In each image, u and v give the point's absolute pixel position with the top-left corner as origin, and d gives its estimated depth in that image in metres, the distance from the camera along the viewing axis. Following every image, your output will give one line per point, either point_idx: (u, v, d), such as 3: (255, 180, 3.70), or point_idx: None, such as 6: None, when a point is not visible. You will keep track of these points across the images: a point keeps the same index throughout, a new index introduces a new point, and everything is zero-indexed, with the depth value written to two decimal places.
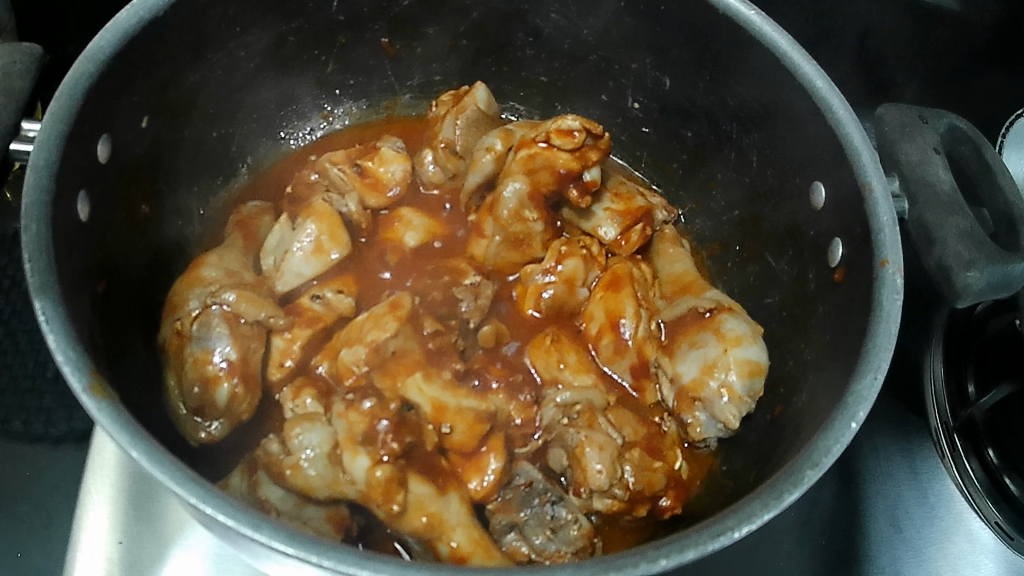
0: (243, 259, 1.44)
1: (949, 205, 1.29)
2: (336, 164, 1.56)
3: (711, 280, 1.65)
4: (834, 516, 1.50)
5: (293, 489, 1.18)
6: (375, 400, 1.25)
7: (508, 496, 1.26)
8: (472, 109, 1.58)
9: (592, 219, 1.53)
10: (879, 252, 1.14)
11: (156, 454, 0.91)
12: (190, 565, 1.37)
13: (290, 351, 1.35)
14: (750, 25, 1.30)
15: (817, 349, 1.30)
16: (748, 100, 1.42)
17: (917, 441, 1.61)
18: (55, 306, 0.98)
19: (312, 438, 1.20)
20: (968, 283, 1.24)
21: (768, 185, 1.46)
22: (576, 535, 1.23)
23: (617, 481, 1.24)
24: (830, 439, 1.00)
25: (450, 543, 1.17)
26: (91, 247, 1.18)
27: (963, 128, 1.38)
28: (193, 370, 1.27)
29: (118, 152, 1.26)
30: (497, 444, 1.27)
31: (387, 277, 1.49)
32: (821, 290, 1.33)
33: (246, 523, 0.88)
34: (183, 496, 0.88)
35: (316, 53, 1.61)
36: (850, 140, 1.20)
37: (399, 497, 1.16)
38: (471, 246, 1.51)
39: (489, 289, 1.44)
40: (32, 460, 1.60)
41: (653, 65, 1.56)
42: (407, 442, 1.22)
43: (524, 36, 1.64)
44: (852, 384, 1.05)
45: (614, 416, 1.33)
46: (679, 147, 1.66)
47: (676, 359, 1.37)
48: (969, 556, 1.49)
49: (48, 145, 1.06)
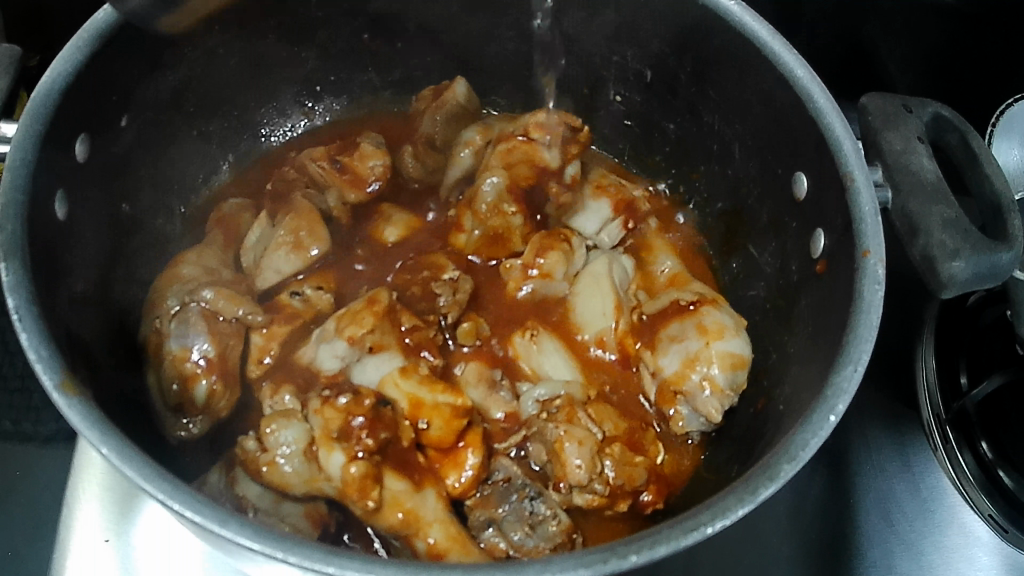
0: (223, 257, 1.43)
1: (934, 194, 1.27)
2: (316, 160, 1.55)
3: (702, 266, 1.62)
4: (823, 511, 1.48)
5: (270, 486, 1.19)
6: (351, 396, 1.22)
7: (486, 492, 1.25)
8: (453, 104, 1.58)
9: (574, 212, 1.52)
10: (861, 242, 1.12)
11: (125, 450, 0.93)
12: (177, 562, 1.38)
13: (268, 349, 1.34)
14: (729, 15, 1.28)
15: (799, 341, 1.28)
16: (730, 91, 1.41)
17: (909, 434, 1.58)
18: (29, 303, 1.00)
19: (288, 435, 1.19)
20: (953, 273, 1.23)
21: (751, 175, 1.45)
22: (555, 532, 1.21)
23: (596, 476, 1.23)
24: (807, 432, 0.99)
25: (427, 540, 1.16)
26: (68, 245, 1.19)
27: (948, 116, 1.36)
28: (171, 368, 1.27)
29: (152, 79, 1.37)
30: (475, 439, 1.25)
31: (362, 271, 1.48)
32: (804, 282, 1.32)
33: (213, 519, 0.89)
34: (150, 492, 0.89)
35: (297, 50, 1.61)
36: (832, 130, 1.18)
37: (375, 493, 1.15)
38: (452, 239, 1.50)
39: (468, 283, 1.42)
40: (20, 460, 1.59)
41: (634, 58, 1.54)
42: (383, 437, 1.20)
43: (506, 31, 1.61)
44: (831, 375, 1.04)
45: (594, 410, 1.30)
46: (662, 139, 1.65)
47: (658, 353, 1.35)
48: (963, 549, 1.47)
49: (60, 79, 1.14)
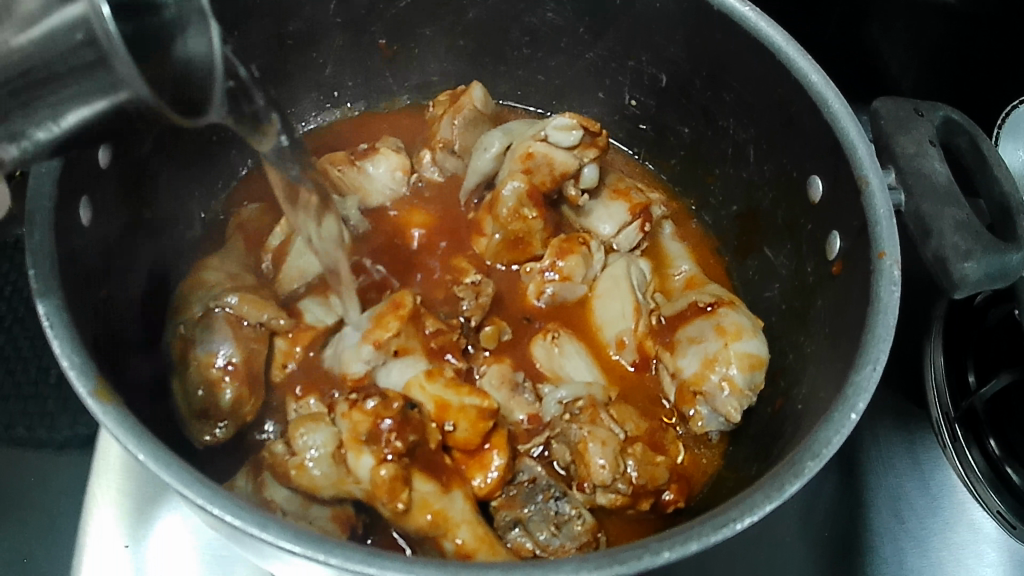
0: (244, 262, 1.47)
1: (945, 197, 1.30)
2: (337, 164, 1.56)
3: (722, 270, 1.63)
4: (836, 509, 1.50)
5: (298, 489, 1.20)
6: (378, 399, 1.22)
7: (512, 492, 1.27)
8: (469, 108, 1.61)
9: (591, 215, 1.54)
10: (877, 244, 1.14)
11: (161, 455, 0.93)
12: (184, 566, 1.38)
13: (293, 353, 1.37)
14: (744, 20, 1.31)
15: (817, 341, 1.31)
16: (744, 95, 1.43)
17: (918, 432, 1.61)
18: (61, 312, 1.01)
19: (316, 438, 1.21)
20: (965, 274, 1.25)
21: (766, 179, 1.47)
22: (581, 531, 1.23)
23: (619, 475, 1.24)
24: (830, 430, 1.01)
25: (455, 540, 1.18)
26: (94, 250, 1.20)
27: (957, 119, 1.38)
28: (196, 373, 1.28)
29: None
30: (500, 441, 1.26)
31: (383, 278, 1.51)
32: (820, 282, 1.34)
33: (253, 524, 0.90)
34: (190, 497, 0.90)
35: (314, 56, 1.63)
36: (847, 133, 1.20)
37: (404, 495, 1.16)
38: (474, 243, 1.54)
39: (489, 286, 1.45)
40: (36, 466, 1.55)
41: (649, 62, 1.57)
42: (412, 440, 1.20)
43: (520, 36, 1.65)
44: (852, 375, 1.06)
45: (616, 411, 1.34)
46: (676, 142, 1.67)
47: (677, 354, 1.38)
48: (972, 545, 1.49)
49: None
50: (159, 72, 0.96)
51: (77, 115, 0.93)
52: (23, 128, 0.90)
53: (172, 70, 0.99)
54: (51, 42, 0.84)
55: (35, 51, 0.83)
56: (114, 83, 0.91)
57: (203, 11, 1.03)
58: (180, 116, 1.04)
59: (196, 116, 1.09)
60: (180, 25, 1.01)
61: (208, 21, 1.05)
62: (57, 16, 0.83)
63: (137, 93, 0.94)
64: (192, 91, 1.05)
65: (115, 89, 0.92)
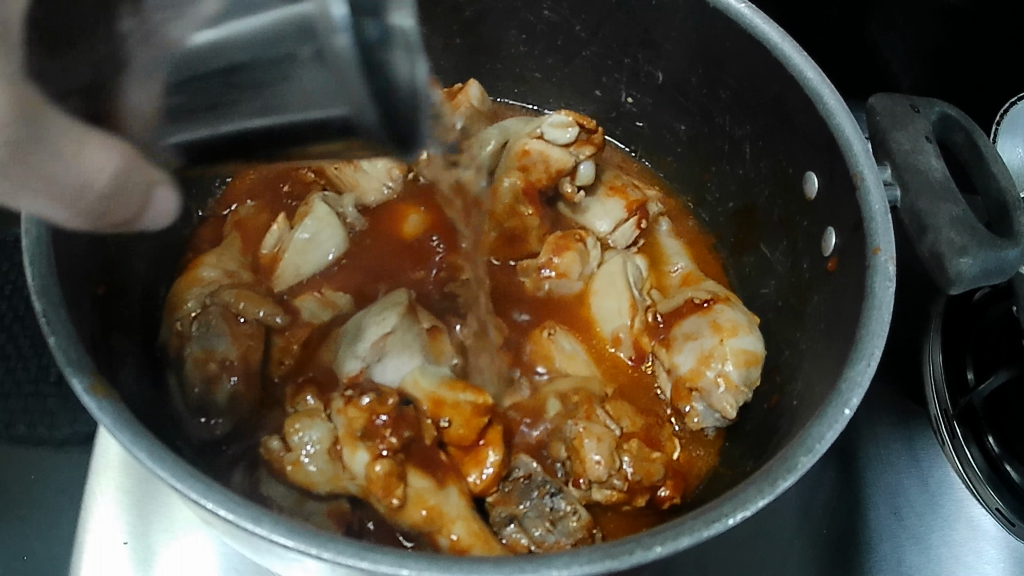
0: (241, 260, 1.47)
1: (942, 192, 1.30)
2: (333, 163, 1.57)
3: (720, 266, 1.64)
4: (835, 506, 1.50)
5: (295, 485, 1.21)
6: (375, 395, 1.24)
7: (507, 488, 1.26)
8: (467, 105, 1.59)
9: (586, 212, 1.55)
10: (872, 240, 1.14)
11: (157, 451, 0.93)
12: (182, 563, 1.38)
13: (290, 350, 1.35)
14: (740, 18, 1.31)
15: (811, 337, 1.31)
16: (740, 92, 1.43)
17: (917, 429, 1.60)
18: (56, 310, 1.01)
19: (312, 435, 1.21)
20: (961, 269, 1.24)
21: (762, 176, 1.47)
22: (576, 527, 1.23)
23: (615, 472, 1.25)
24: (823, 425, 1.01)
25: (450, 536, 1.18)
26: (90, 249, 1.20)
27: (955, 115, 1.38)
28: (194, 368, 1.27)
29: None
30: (496, 437, 1.26)
31: (380, 276, 1.52)
32: (815, 279, 1.34)
33: (247, 518, 0.90)
34: (183, 492, 0.89)
35: None
36: (842, 130, 1.20)
37: (399, 491, 1.16)
38: (468, 239, 1.54)
39: (485, 285, 1.48)
40: (37, 464, 1.55)
41: (646, 60, 1.57)
42: (407, 435, 1.21)
43: (517, 34, 1.65)
44: (845, 370, 1.06)
45: (612, 407, 1.34)
46: (673, 140, 1.67)
47: (673, 350, 1.38)
48: (971, 543, 1.48)
49: None
50: (379, 93, 0.85)
51: (268, 120, 0.85)
52: (190, 125, 0.86)
53: (386, 96, 0.85)
54: (264, 34, 0.77)
55: (237, 48, 0.78)
56: (338, 96, 0.82)
57: (410, 36, 0.85)
58: (387, 145, 0.92)
59: (405, 145, 0.96)
60: (390, 48, 0.82)
61: (416, 55, 0.87)
62: (282, 13, 0.76)
63: (359, 110, 0.84)
64: (400, 122, 0.90)
65: (337, 104, 0.84)
